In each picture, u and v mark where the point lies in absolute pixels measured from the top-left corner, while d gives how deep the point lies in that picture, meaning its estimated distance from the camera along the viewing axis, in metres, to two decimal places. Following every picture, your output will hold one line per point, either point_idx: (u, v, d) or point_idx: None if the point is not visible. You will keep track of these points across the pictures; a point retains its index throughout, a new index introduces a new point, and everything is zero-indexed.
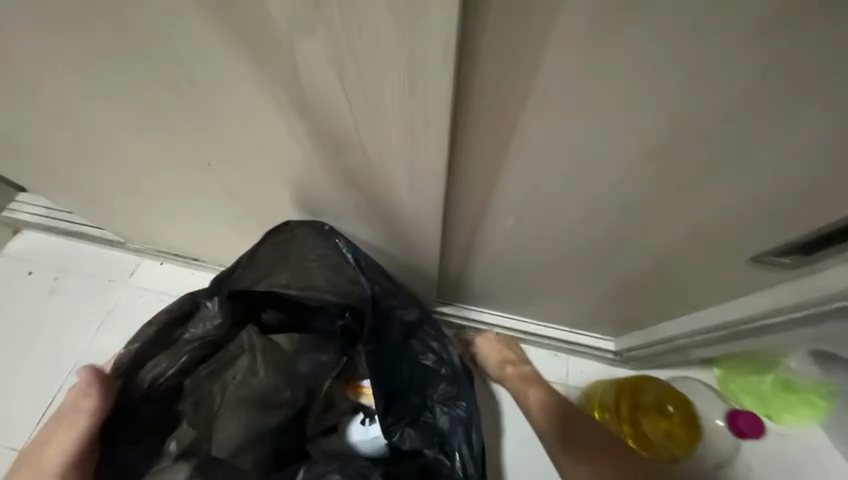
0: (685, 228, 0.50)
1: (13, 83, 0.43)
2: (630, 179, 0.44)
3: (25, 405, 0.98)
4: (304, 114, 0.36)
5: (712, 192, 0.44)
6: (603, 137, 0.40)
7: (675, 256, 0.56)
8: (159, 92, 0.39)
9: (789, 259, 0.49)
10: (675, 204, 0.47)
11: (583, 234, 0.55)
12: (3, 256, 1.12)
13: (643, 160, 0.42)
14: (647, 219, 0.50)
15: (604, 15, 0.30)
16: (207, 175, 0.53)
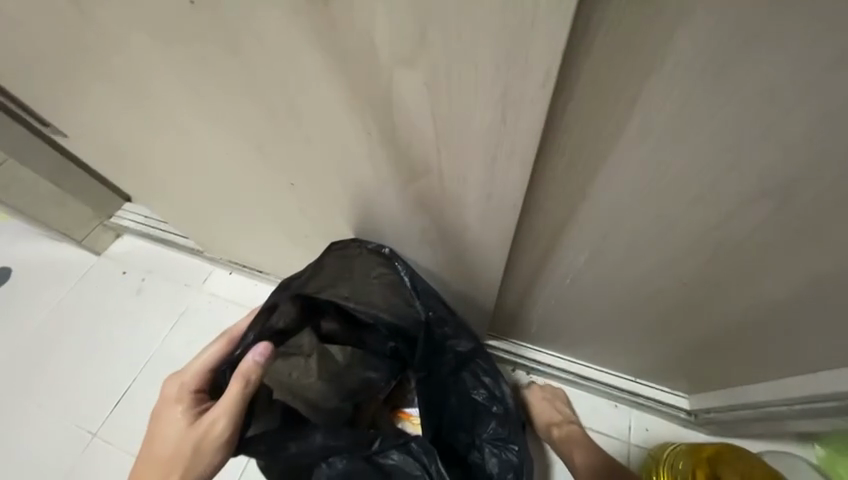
0: (790, 280, 0.44)
1: (144, 111, 0.51)
2: (723, 221, 0.41)
3: (101, 393, 1.07)
4: (391, 140, 0.38)
5: (830, 242, 0.38)
6: (697, 175, 0.37)
7: (774, 309, 0.49)
8: (261, 121, 0.44)
9: None
10: (779, 253, 0.42)
11: (661, 276, 0.51)
12: (105, 256, 1.29)
13: (743, 201, 0.38)
14: (741, 266, 0.45)
15: (710, 52, 0.28)
16: (288, 194, 0.57)
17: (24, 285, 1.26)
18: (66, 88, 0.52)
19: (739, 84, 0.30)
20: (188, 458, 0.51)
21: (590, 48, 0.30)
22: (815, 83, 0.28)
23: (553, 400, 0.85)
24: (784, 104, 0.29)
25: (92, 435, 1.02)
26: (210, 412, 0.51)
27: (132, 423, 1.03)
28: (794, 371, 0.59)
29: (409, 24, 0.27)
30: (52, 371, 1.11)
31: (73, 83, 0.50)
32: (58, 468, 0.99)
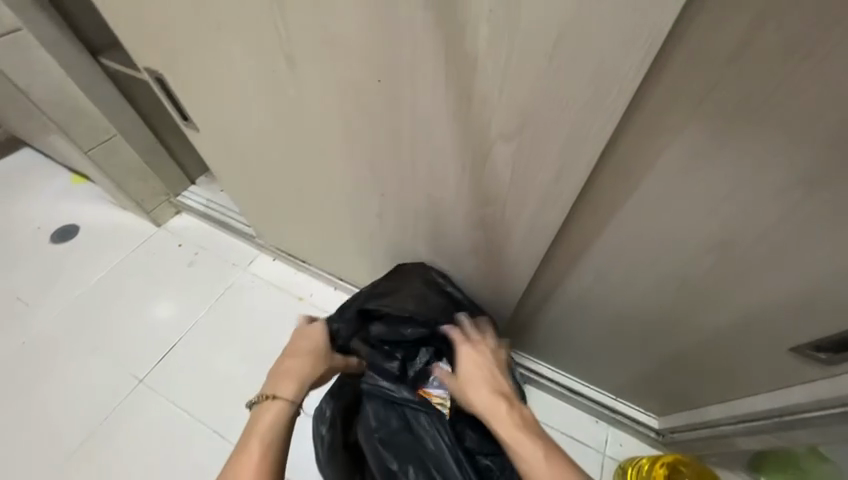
0: (733, 318, 0.61)
1: (285, 128, 0.70)
2: (690, 268, 0.58)
3: (149, 347, 1.21)
4: (475, 177, 0.56)
5: (759, 292, 0.55)
6: (671, 235, 0.55)
7: (725, 343, 0.65)
8: (379, 150, 0.62)
9: (824, 355, 0.55)
10: (725, 296, 0.58)
11: (644, 304, 0.68)
12: (165, 229, 1.46)
13: (701, 256, 0.55)
14: (701, 304, 0.62)
15: (681, 161, 0.46)
16: (373, 201, 0.75)
17: (89, 244, 1.42)
18: (230, 101, 0.71)
19: (698, 182, 0.47)
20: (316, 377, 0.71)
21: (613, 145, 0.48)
22: (741, 187, 0.45)
23: (489, 373, 0.70)
24: (725, 196, 0.47)
25: (138, 381, 1.15)
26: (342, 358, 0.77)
27: (172, 378, 1.15)
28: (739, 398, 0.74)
29: (516, 114, 0.45)
30: (106, 321, 1.26)
31: (239, 99, 0.69)
32: (101, 406, 1.11)
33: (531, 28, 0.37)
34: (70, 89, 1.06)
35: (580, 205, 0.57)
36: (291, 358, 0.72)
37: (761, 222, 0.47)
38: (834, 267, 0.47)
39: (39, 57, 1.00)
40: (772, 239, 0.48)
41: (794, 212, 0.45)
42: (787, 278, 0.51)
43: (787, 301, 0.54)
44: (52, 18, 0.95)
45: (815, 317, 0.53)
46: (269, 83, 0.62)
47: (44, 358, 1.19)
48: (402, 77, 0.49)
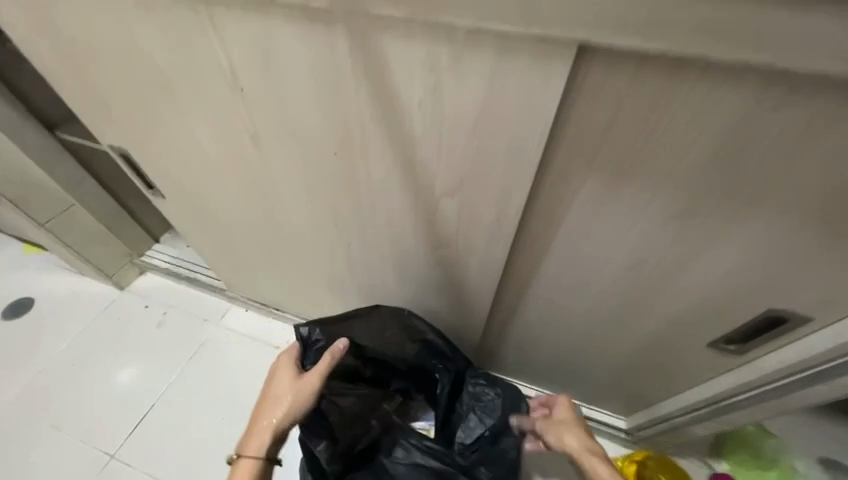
0: (662, 323, 0.70)
1: (252, 191, 0.75)
2: (617, 286, 0.67)
3: (120, 418, 1.16)
4: (429, 223, 0.63)
5: (675, 300, 0.64)
6: (598, 260, 0.63)
7: (661, 345, 0.75)
8: (341, 205, 0.68)
9: (732, 346, 0.66)
10: (651, 305, 0.68)
11: (590, 319, 0.76)
12: (130, 291, 1.42)
13: (624, 274, 0.64)
14: (634, 314, 0.71)
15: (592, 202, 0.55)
16: (340, 249, 0.80)
17: (46, 315, 1.36)
18: (197, 170, 0.75)
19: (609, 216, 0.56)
20: (287, 413, 0.68)
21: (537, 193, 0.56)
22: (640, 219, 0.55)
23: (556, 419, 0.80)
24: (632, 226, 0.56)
25: (109, 456, 1.10)
26: (311, 378, 0.71)
27: (145, 449, 1.11)
28: (682, 391, 0.83)
29: (454, 174, 0.53)
30: (70, 396, 1.20)
31: (206, 168, 0.74)
32: None
33: (453, 111, 0.46)
34: (24, 164, 1.07)
35: (521, 241, 0.65)
36: (263, 402, 0.71)
37: (663, 244, 0.57)
38: (723, 274, 0.57)
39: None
40: (674, 256, 0.58)
41: (684, 234, 0.54)
42: (692, 287, 0.61)
43: (698, 305, 0.63)
44: (8, 100, 0.97)
45: (722, 315, 0.63)
46: (233, 154, 0.67)
47: (3, 446, 1.12)
48: (355, 148, 0.56)
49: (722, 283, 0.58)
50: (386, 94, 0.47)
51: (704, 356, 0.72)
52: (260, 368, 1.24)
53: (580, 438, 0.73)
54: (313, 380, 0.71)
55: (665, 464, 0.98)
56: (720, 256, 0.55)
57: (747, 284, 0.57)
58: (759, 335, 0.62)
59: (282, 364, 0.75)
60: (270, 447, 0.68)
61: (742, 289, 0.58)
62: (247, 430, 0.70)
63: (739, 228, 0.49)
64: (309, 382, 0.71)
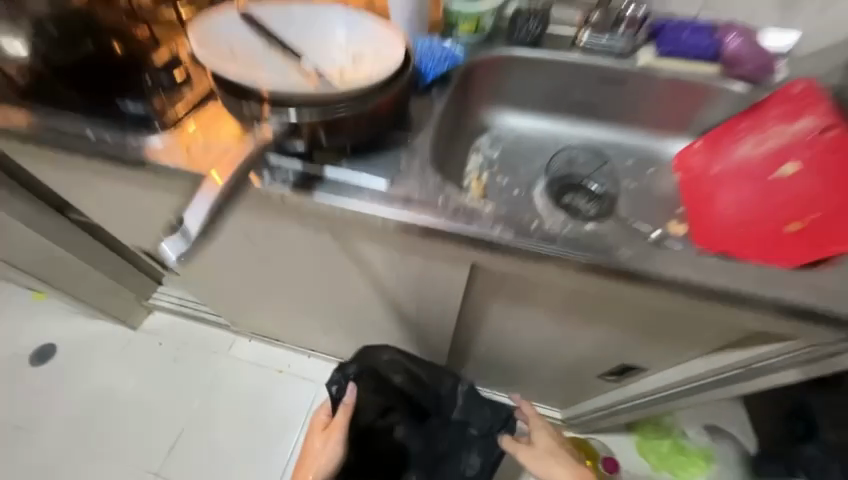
0: (570, 373, 0.94)
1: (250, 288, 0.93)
2: (534, 356, 0.89)
3: (156, 443, 1.40)
4: (393, 314, 0.85)
5: (574, 364, 0.88)
6: (517, 342, 0.85)
7: (573, 383, 1.00)
8: (325, 301, 0.88)
9: (613, 378, 0.91)
10: (559, 366, 0.91)
11: (522, 371, 1.00)
12: (142, 331, 1.61)
13: (537, 349, 0.87)
14: (549, 370, 0.94)
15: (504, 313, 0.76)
16: (327, 322, 1.01)
17: (68, 361, 1.54)
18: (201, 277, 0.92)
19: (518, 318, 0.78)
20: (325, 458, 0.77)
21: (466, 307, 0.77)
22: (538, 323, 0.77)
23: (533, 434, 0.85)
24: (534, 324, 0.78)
25: (153, 474, 1.35)
26: (339, 424, 0.79)
27: (183, 465, 1.37)
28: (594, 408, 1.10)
29: (407, 294, 0.75)
30: (108, 430, 1.42)
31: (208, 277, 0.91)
32: None
33: (401, 269, 0.66)
34: (42, 245, 1.21)
35: (461, 327, 0.87)
36: (307, 454, 0.80)
37: (557, 334, 0.79)
38: (599, 353, 0.80)
39: (13, 228, 1.14)
40: (565, 343, 0.80)
41: (568, 332, 0.76)
42: (583, 358, 0.84)
43: (589, 366, 0.87)
44: (22, 196, 1.12)
45: (606, 370, 0.88)
46: (235, 270, 0.85)
47: (59, 473, 1.35)
48: (334, 277, 0.76)
49: (600, 357, 0.82)
50: (354, 257, 0.67)
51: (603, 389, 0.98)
52: (268, 392, 1.48)
53: (566, 466, 0.77)
54: (340, 427, 0.79)
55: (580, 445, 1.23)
56: (594, 345, 0.78)
57: (615, 358, 0.81)
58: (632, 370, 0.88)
59: (320, 418, 0.83)
60: None
61: (613, 360, 0.82)
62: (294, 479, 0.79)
63: (599, 331, 0.73)
64: (338, 429, 0.79)
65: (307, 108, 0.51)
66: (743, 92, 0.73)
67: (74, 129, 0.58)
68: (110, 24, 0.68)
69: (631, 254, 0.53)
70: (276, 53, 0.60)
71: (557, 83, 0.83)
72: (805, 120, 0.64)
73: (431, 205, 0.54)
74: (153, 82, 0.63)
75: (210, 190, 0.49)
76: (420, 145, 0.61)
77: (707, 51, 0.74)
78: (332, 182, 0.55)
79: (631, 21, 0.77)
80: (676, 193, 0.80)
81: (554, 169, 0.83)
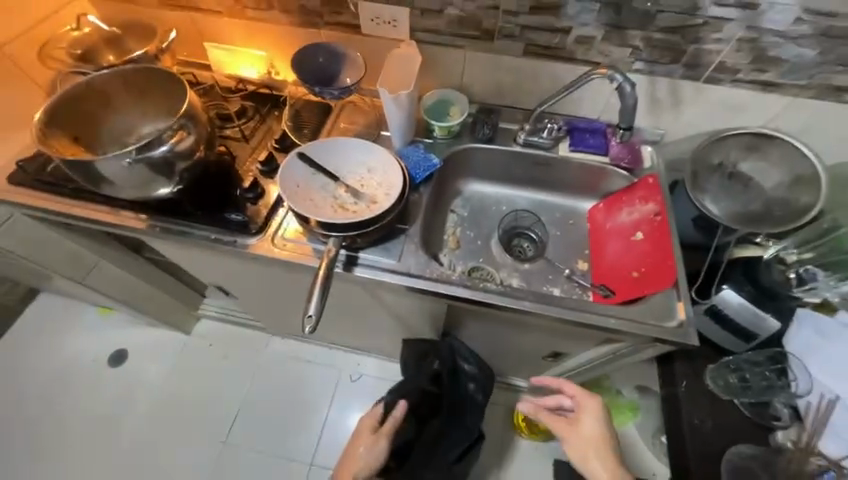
0: (526, 359, 1.34)
1: (296, 314, 1.29)
2: (500, 347, 1.30)
3: (222, 420, 1.81)
4: (403, 327, 1.23)
5: (527, 352, 1.28)
6: (487, 339, 1.26)
7: (530, 365, 1.40)
8: (354, 319, 1.26)
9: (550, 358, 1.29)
10: (518, 353, 1.31)
11: (494, 357, 1.40)
12: (194, 335, 1.97)
13: (500, 343, 1.27)
14: (512, 356, 1.35)
15: (475, 323, 1.15)
16: (354, 331, 1.39)
17: (136, 365, 1.89)
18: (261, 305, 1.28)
19: (485, 327, 1.17)
20: (370, 458, 1.04)
21: (451, 320, 1.16)
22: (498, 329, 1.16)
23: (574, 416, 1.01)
24: (496, 330, 1.17)
25: (223, 443, 1.76)
26: (387, 432, 1.07)
27: (245, 434, 1.79)
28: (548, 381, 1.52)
29: (412, 317, 1.13)
30: (181, 414, 1.81)
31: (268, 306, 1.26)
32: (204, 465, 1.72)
33: (407, 304, 1.04)
34: (127, 280, 1.46)
35: (450, 331, 1.26)
36: (354, 450, 1.06)
37: (511, 336, 1.19)
38: (539, 346, 1.21)
39: (101, 270, 1.36)
40: (518, 340, 1.20)
41: (517, 335, 1.16)
42: (530, 348, 1.25)
43: (536, 354, 1.28)
44: None
45: (548, 357, 1.28)
46: (287, 303, 1.21)
47: (147, 449, 1.74)
48: (362, 307, 1.13)
49: (541, 347, 1.22)
50: (376, 298, 1.05)
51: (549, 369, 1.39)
52: (302, 378, 1.90)
53: (603, 459, 0.93)
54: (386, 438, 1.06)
55: None
56: (535, 341, 1.17)
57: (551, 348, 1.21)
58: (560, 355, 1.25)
59: (368, 423, 1.10)
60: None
61: (550, 350, 1.22)
62: (341, 464, 1.05)
63: (537, 334, 1.12)
64: (384, 437, 1.06)
65: (350, 228, 0.89)
66: (626, 176, 1.11)
67: (201, 234, 0.95)
68: (219, 159, 1.04)
69: (532, 303, 0.91)
70: (326, 181, 1.00)
71: (507, 163, 1.20)
72: (650, 203, 1.03)
73: (421, 276, 0.92)
74: (244, 197, 0.98)
75: (317, 275, 0.84)
76: (413, 232, 0.98)
77: (600, 149, 1.13)
78: (360, 262, 0.92)
79: (550, 128, 1.14)
80: (586, 239, 1.19)
81: (506, 222, 1.20)
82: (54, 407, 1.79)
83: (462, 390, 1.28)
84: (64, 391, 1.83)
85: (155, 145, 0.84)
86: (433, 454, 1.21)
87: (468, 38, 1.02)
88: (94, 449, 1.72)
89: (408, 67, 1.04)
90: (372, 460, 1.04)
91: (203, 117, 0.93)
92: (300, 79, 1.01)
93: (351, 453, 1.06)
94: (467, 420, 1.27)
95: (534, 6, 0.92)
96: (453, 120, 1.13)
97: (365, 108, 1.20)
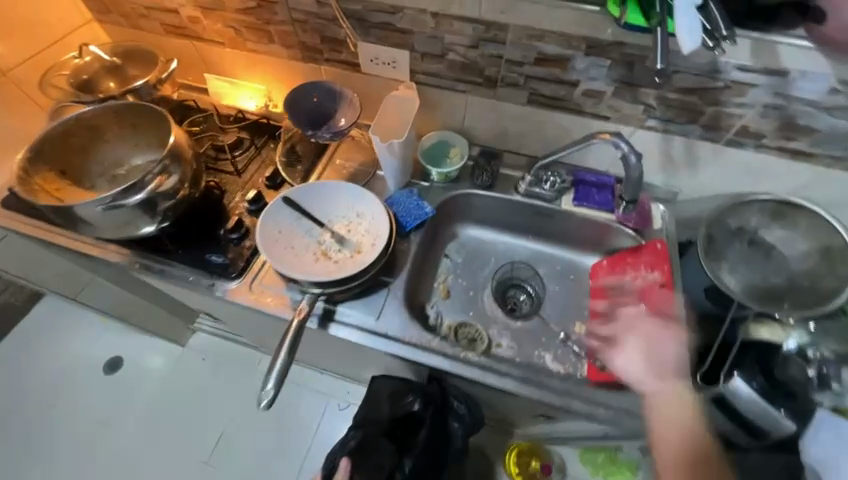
0: (518, 416, 1.26)
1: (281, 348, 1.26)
2: (490, 402, 1.22)
3: (206, 436, 1.76)
4: (388, 373, 1.18)
5: (517, 411, 1.20)
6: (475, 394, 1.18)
7: (523, 421, 1.31)
8: (339, 359, 1.21)
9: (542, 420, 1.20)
10: (508, 410, 1.23)
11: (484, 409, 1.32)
12: (187, 347, 1.94)
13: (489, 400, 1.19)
14: (503, 411, 1.26)
15: (461, 380, 1.08)
16: (341, 367, 1.34)
17: (130, 374, 1.87)
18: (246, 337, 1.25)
19: (472, 384, 1.10)
20: None
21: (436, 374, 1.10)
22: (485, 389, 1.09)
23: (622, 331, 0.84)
24: (484, 389, 1.10)
25: (205, 461, 1.72)
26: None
27: (228, 452, 1.74)
28: (543, 438, 1.42)
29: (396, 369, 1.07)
30: (161, 431, 1.77)
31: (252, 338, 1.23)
32: None
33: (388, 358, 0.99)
34: (120, 299, 1.45)
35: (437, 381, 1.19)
36: None
37: (500, 397, 1.11)
38: (529, 409, 1.12)
39: (93, 288, 1.34)
40: (507, 401, 1.13)
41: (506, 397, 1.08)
42: (521, 409, 1.16)
43: (527, 414, 1.19)
44: None
45: (539, 419, 1.19)
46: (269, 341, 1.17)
47: (129, 460, 1.71)
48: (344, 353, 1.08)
49: (532, 410, 1.14)
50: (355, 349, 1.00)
51: (543, 427, 1.30)
52: (289, 402, 1.84)
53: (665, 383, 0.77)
54: None
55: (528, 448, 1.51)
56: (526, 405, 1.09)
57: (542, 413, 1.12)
58: (553, 420, 1.16)
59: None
60: None
61: (541, 414, 1.14)
62: None
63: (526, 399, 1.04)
64: None
65: (326, 283, 0.85)
66: (634, 236, 1.03)
67: (181, 273, 0.93)
68: (207, 194, 1.02)
69: (517, 380, 0.84)
70: (310, 226, 0.96)
71: (506, 211, 1.13)
72: (657, 272, 0.96)
73: (400, 338, 0.86)
74: (227, 237, 0.96)
75: (289, 329, 0.78)
76: (396, 287, 0.93)
77: (607, 205, 1.05)
78: (337, 319, 0.88)
79: (552, 180, 1.07)
80: (585, 298, 1.11)
81: (500, 273, 1.13)
82: (37, 416, 1.77)
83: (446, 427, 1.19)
84: (44, 402, 1.80)
85: (133, 192, 0.82)
86: None
87: (470, 84, 0.97)
88: (74, 463, 1.69)
89: (405, 109, 0.99)
90: None
91: (189, 155, 0.90)
92: (293, 121, 0.98)
93: None
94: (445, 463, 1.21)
95: (539, 58, 0.86)
96: (452, 165, 1.08)
97: (363, 144, 1.16)
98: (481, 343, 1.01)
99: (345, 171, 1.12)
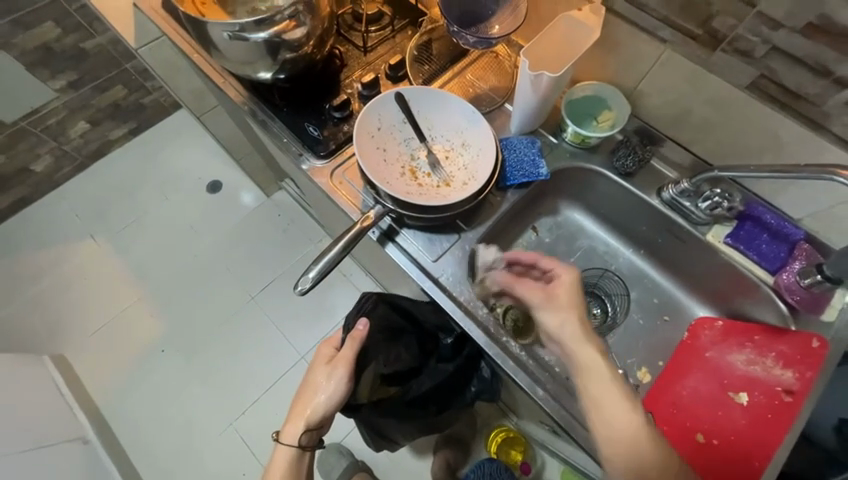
0: (525, 412, 1.18)
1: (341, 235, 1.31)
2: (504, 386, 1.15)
3: (257, 272, 1.84)
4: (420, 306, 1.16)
5: (524, 405, 1.12)
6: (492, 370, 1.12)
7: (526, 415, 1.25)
8: (383, 272, 1.21)
9: (548, 427, 1.13)
10: (518, 403, 1.16)
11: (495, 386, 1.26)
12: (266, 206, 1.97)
13: (503, 383, 1.12)
14: (515, 400, 1.19)
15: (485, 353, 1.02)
16: (384, 280, 1.36)
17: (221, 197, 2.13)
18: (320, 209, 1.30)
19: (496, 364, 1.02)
20: (329, 378, 0.82)
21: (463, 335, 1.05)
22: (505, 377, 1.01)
23: (571, 302, 0.70)
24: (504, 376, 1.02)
25: (251, 296, 1.80)
26: (346, 351, 0.83)
27: (272, 298, 1.80)
28: (543, 438, 1.35)
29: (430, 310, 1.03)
30: (228, 257, 1.86)
31: (324, 213, 1.29)
32: (229, 303, 1.79)
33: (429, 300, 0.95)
34: (232, 133, 1.55)
35: None
36: (314, 377, 0.84)
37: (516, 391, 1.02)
38: (541, 416, 1.03)
39: (216, 114, 1.43)
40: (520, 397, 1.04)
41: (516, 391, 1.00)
42: (530, 408, 1.08)
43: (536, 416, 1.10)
44: None
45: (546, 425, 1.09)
46: (334, 219, 1.20)
47: (191, 263, 1.86)
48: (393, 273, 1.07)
49: (537, 415, 1.06)
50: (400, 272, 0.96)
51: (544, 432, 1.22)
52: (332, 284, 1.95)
53: (618, 399, 0.62)
54: (348, 351, 0.83)
55: (517, 441, 1.46)
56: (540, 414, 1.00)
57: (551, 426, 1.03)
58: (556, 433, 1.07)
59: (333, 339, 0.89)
60: (321, 417, 0.81)
61: (551, 427, 1.04)
62: (295, 403, 0.83)
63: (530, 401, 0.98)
64: (346, 352, 0.83)
65: (400, 203, 0.78)
66: (783, 313, 0.78)
67: (277, 131, 0.93)
68: (326, 62, 0.96)
69: (546, 394, 0.74)
70: (411, 136, 0.87)
71: (626, 213, 0.93)
72: (790, 373, 0.74)
73: (448, 292, 0.80)
74: (329, 114, 0.91)
75: (350, 229, 0.75)
76: (468, 239, 0.84)
77: (770, 262, 0.79)
78: (396, 240, 0.83)
79: (717, 200, 0.80)
80: (669, 349, 0.91)
81: (585, 274, 0.97)
82: (139, 195, 1.96)
83: (472, 382, 1.05)
84: (153, 188, 1.97)
85: (252, 30, 0.76)
86: (399, 424, 1.04)
87: (677, 35, 0.71)
88: (160, 246, 1.88)
89: (572, 42, 0.80)
90: (338, 385, 0.81)
91: (324, 11, 0.82)
92: (442, 11, 0.82)
93: (307, 384, 0.84)
94: (445, 412, 1.09)
95: (814, 24, 0.57)
96: (595, 131, 0.87)
97: (503, 67, 0.98)
98: (526, 334, 0.91)
99: (472, 91, 0.96)
